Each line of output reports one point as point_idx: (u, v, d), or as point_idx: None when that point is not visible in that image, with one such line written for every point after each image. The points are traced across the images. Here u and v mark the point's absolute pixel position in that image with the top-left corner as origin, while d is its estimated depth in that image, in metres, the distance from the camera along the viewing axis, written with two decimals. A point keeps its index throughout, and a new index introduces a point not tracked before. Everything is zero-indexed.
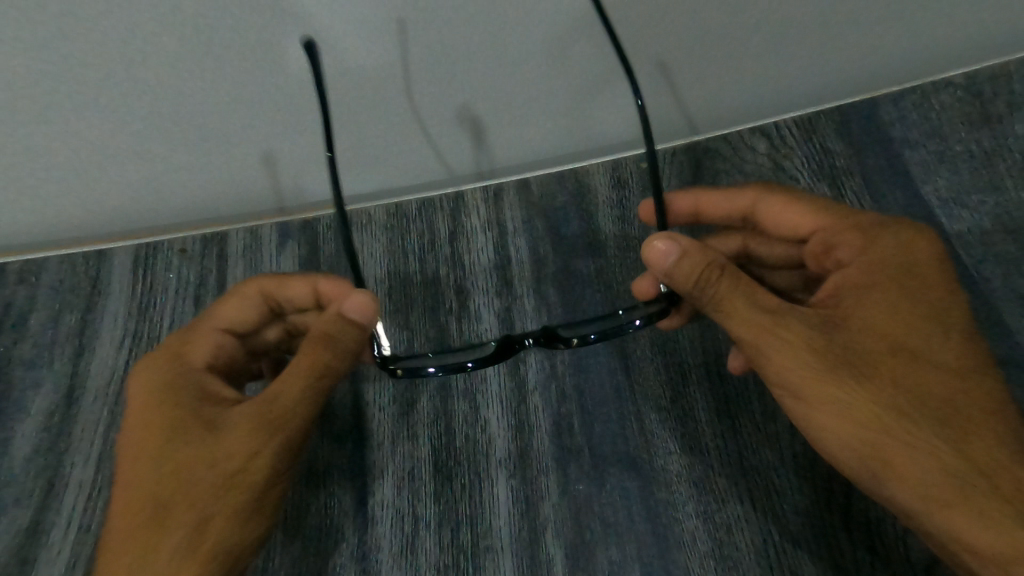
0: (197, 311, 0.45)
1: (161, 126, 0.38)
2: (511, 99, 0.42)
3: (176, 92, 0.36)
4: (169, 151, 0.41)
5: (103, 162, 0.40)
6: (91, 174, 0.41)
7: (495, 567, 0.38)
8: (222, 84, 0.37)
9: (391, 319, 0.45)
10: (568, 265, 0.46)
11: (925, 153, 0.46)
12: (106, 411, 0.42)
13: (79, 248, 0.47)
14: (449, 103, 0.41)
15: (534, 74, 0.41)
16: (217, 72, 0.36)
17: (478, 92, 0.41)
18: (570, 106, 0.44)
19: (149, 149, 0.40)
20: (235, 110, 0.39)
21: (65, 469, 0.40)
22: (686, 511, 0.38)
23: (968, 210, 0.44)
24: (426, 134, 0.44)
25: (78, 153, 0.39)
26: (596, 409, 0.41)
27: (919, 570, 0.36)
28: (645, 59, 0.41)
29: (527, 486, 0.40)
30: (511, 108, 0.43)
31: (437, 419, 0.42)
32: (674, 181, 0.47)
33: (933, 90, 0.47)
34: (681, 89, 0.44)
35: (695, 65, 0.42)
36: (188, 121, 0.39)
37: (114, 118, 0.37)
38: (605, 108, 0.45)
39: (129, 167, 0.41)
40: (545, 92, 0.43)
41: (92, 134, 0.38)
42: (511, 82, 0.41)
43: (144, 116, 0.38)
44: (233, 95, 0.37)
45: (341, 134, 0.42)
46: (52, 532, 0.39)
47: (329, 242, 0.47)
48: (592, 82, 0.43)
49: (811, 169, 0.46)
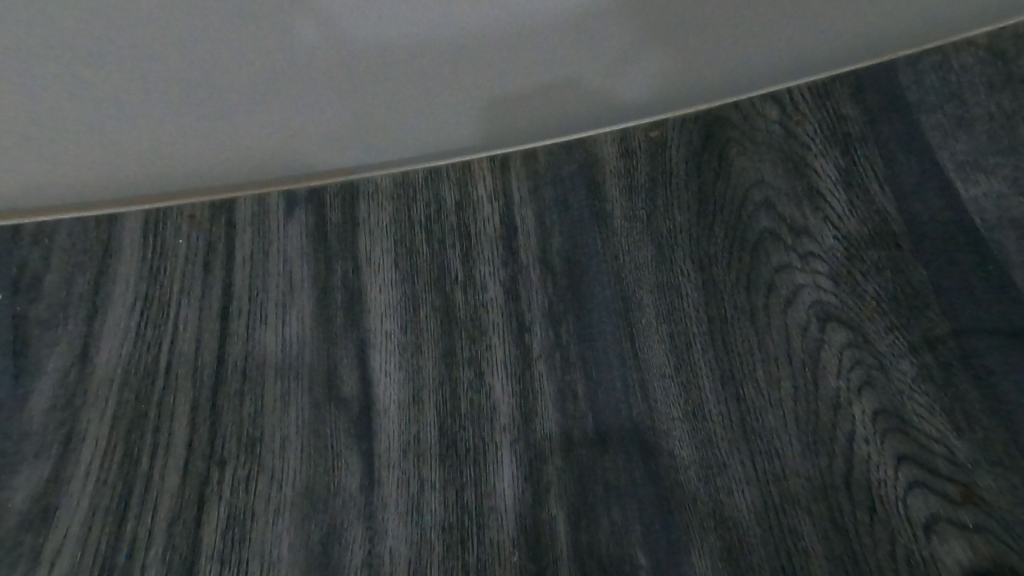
0: (207, 277, 0.46)
1: (158, 63, 0.41)
2: (498, 61, 0.45)
3: (174, 29, 0.39)
4: (169, 94, 0.43)
5: (99, 108, 0.42)
6: (96, 123, 0.43)
7: (498, 528, 0.38)
8: (213, 36, 0.40)
9: (399, 287, 0.46)
10: (574, 234, 0.46)
11: (942, 117, 0.44)
12: (120, 370, 0.44)
13: (68, 213, 0.48)
14: (437, 60, 0.44)
15: (522, 24, 0.43)
16: (212, 28, 0.39)
17: (463, 49, 0.44)
18: (558, 66, 0.46)
19: (144, 88, 0.42)
20: (230, 69, 0.42)
21: (82, 426, 0.42)
22: (688, 474, 0.38)
23: (986, 174, 0.42)
24: (428, 86, 0.46)
25: (76, 104, 0.42)
26: (600, 376, 0.42)
27: (919, 530, 0.34)
28: (626, 8, 0.43)
29: (531, 452, 0.40)
30: (502, 68, 0.45)
31: (442, 384, 0.43)
32: (683, 149, 0.47)
33: (953, 51, 0.45)
34: (669, 48, 0.46)
35: (678, 14, 0.44)
36: (195, 69, 0.41)
37: (115, 73, 0.41)
38: (595, 72, 0.47)
39: (132, 109, 0.43)
40: (535, 46, 0.44)
41: (91, 85, 0.41)
42: (496, 42, 0.44)
43: (150, 64, 0.41)
44: (234, 52, 0.41)
45: (339, 84, 0.44)
46: (69, 483, 0.40)
47: (336, 210, 0.48)
48: (571, 43, 0.45)
49: (822, 136, 0.45)
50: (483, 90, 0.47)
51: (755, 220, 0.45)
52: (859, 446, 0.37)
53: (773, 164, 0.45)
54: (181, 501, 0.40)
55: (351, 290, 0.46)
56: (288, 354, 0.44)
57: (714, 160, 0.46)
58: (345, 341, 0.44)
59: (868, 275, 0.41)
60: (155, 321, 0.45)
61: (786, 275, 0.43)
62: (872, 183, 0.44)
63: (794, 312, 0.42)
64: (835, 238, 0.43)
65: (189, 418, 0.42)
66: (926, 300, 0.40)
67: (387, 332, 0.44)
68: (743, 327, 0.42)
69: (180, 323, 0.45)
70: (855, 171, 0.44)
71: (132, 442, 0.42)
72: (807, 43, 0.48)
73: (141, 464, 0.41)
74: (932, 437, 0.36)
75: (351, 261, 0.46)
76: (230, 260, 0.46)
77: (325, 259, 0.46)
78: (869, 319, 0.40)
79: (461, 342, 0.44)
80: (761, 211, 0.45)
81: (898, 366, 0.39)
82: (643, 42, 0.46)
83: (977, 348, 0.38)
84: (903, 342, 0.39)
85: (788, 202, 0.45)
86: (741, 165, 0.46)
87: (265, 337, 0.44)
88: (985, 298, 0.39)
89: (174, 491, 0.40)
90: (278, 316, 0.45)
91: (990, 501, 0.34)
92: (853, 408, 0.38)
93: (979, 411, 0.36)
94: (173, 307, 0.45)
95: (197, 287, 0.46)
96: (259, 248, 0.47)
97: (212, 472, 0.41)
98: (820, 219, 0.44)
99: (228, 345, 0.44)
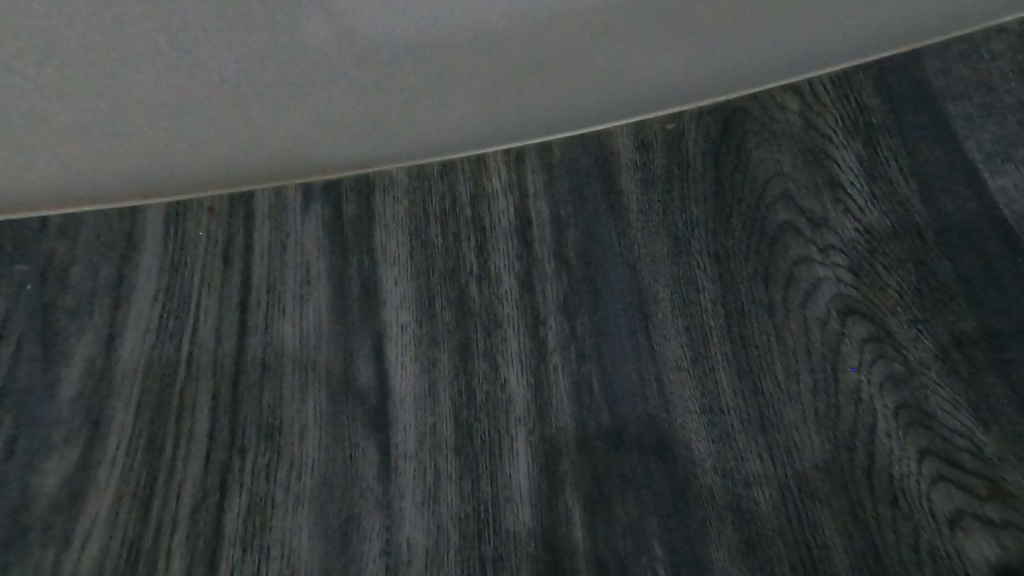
0: (228, 270, 0.47)
1: (187, 75, 0.41)
2: (520, 59, 0.45)
3: (197, 34, 0.39)
4: (197, 102, 0.43)
5: (131, 118, 0.43)
6: (126, 131, 0.44)
7: (514, 518, 0.39)
8: (242, 49, 0.40)
9: (415, 280, 0.46)
10: (590, 226, 0.46)
11: (969, 106, 0.43)
12: (144, 361, 0.45)
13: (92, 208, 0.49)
14: (458, 59, 0.44)
15: (544, 19, 0.42)
16: (239, 42, 0.40)
17: (485, 48, 0.44)
18: (579, 64, 0.46)
19: (173, 99, 0.43)
20: (258, 76, 0.42)
21: (108, 414, 0.43)
22: (704, 467, 0.38)
23: (1013, 164, 0.41)
24: (449, 84, 0.46)
25: (109, 114, 0.43)
26: (614, 368, 0.42)
27: (943, 525, 0.34)
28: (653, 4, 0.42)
29: (545, 443, 0.40)
30: (523, 65, 0.45)
31: (457, 375, 0.43)
32: (701, 142, 0.47)
33: (983, 40, 0.45)
34: (691, 41, 0.45)
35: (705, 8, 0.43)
36: (221, 71, 0.42)
37: (146, 86, 0.42)
38: (617, 69, 0.47)
39: (163, 118, 0.44)
40: (557, 45, 0.44)
41: (123, 97, 0.42)
42: (518, 42, 0.43)
43: (180, 77, 0.41)
44: (260, 61, 0.42)
45: (362, 85, 0.45)
46: (96, 470, 0.42)
47: (352, 204, 0.49)
48: (595, 43, 0.44)
49: (843, 126, 0.45)
50: (503, 87, 0.47)
51: (775, 212, 0.44)
52: (882, 440, 0.36)
53: (794, 155, 0.45)
54: (204, 488, 0.41)
55: (368, 282, 0.46)
56: (307, 345, 0.45)
57: (733, 152, 0.46)
58: (361, 332, 0.45)
59: (891, 267, 0.41)
60: (177, 313, 0.46)
61: (806, 267, 0.42)
62: (896, 173, 0.43)
63: (814, 305, 0.41)
64: (857, 229, 0.42)
65: (211, 407, 0.43)
66: (951, 292, 0.39)
67: (403, 323, 0.45)
68: (761, 320, 0.41)
69: (202, 315, 0.46)
70: (878, 161, 0.43)
71: (156, 430, 0.43)
72: (834, 30, 0.46)
73: (166, 452, 0.42)
74: (956, 431, 0.36)
75: (367, 254, 0.47)
76: (251, 253, 0.48)
77: (343, 252, 0.47)
78: (892, 311, 0.39)
79: (476, 333, 0.44)
80: (781, 202, 0.44)
81: (922, 360, 0.38)
82: (668, 40, 0.45)
83: (1004, 341, 0.37)
84: (927, 335, 0.38)
85: (809, 194, 0.44)
86: (761, 156, 0.45)
87: (284, 328, 0.45)
88: (1011, 290, 0.38)
89: (197, 478, 0.41)
90: (296, 308, 0.46)
91: (1018, 496, 0.34)
92: (875, 402, 0.37)
93: (1005, 404, 0.35)
94: (194, 299, 0.46)
95: (220, 280, 0.47)
96: (277, 243, 0.48)
97: (233, 460, 0.42)
98: (842, 210, 0.43)
99: (247, 335, 0.45)
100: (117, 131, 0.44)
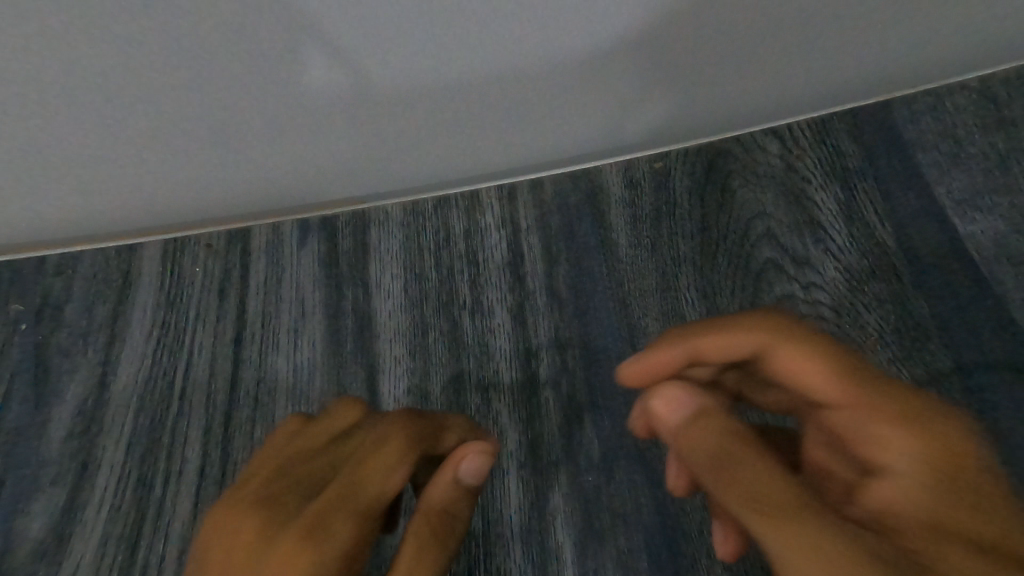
0: (222, 304, 0.47)
1: (181, 125, 0.41)
2: (519, 112, 0.45)
3: (180, 87, 0.38)
4: (192, 148, 0.43)
5: (126, 161, 0.43)
6: (119, 174, 0.44)
7: (504, 555, 0.39)
8: (238, 102, 0.40)
9: (408, 314, 0.46)
10: (581, 262, 0.47)
11: (940, 155, 0.46)
12: (136, 397, 0.44)
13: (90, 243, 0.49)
14: (459, 110, 0.44)
15: (545, 79, 0.43)
16: (238, 96, 0.40)
17: (486, 101, 0.44)
18: (575, 117, 0.47)
19: (168, 145, 0.43)
20: (251, 125, 0.42)
21: (97, 453, 0.43)
22: (694, 502, 0.39)
23: (983, 213, 0.44)
24: (448, 135, 0.46)
25: (102, 159, 0.43)
26: (607, 405, 0.42)
27: None
28: (634, 52, 0.41)
29: (536, 477, 0.41)
30: (524, 116, 0.46)
31: (450, 410, 0.43)
32: (687, 181, 0.49)
33: (948, 93, 0.47)
34: (685, 91, 0.46)
35: (698, 65, 0.44)
36: (220, 124, 0.42)
37: (140, 135, 0.41)
38: (609, 123, 0.48)
39: (155, 160, 0.44)
40: (556, 100, 0.45)
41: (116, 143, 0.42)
42: (519, 95, 0.44)
43: (174, 128, 0.41)
44: (257, 114, 0.41)
45: (362, 136, 0.45)
46: (84, 510, 0.41)
47: (348, 236, 0.49)
48: (591, 100, 0.45)
49: (823, 170, 0.47)
50: (500, 136, 0.47)
51: (759, 250, 0.46)
52: None
53: (775, 197, 0.47)
54: (192, 527, 0.40)
55: (362, 314, 0.47)
56: (299, 380, 0.45)
57: (717, 193, 0.48)
58: (356, 366, 0.45)
59: (870, 306, 0.42)
60: (170, 351, 0.46)
61: (789, 305, 0.43)
62: (872, 217, 0.45)
63: None
64: (837, 269, 0.44)
65: (201, 443, 0.43)
66: (927, 334, 0.41)
67: (395, 357, 0.45)
68: None
69: (194, 352, 0.45)
70: (855, 204, 0.46)
71: (146, 468, 0.42)
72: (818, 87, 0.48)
73: (155, 489, 0.41)
74: None
75: (363, 288, 0.47)
76: (246, 289, 0.47)
77: (336, 285, 0.47)
78: (873, 351, 0.41)
79: (468, 367, 0.44)
80: (764, 242, 0.46)
81: None
82: (663, 100, 0.46)
83: (980, 382, 0.39)
84: (906, 375, 0.40)
85: (791, 234, 0.46)
86: (743, 198, 0.47)
87: (277, 363, 0.45)
88: (985, 333, 0.40)
89: (184, 518, 0.40)
90: (291, 341, 0.46)
91: None
92: None
93: None
94: (187, 335, 0.46)
95: (213, 314, 0.47)
96: (273, 277, 0.48)
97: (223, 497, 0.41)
98: (822, 250, 0.45)
99: (240, 370, 0.45)
100: (110, 173, 0.44)
